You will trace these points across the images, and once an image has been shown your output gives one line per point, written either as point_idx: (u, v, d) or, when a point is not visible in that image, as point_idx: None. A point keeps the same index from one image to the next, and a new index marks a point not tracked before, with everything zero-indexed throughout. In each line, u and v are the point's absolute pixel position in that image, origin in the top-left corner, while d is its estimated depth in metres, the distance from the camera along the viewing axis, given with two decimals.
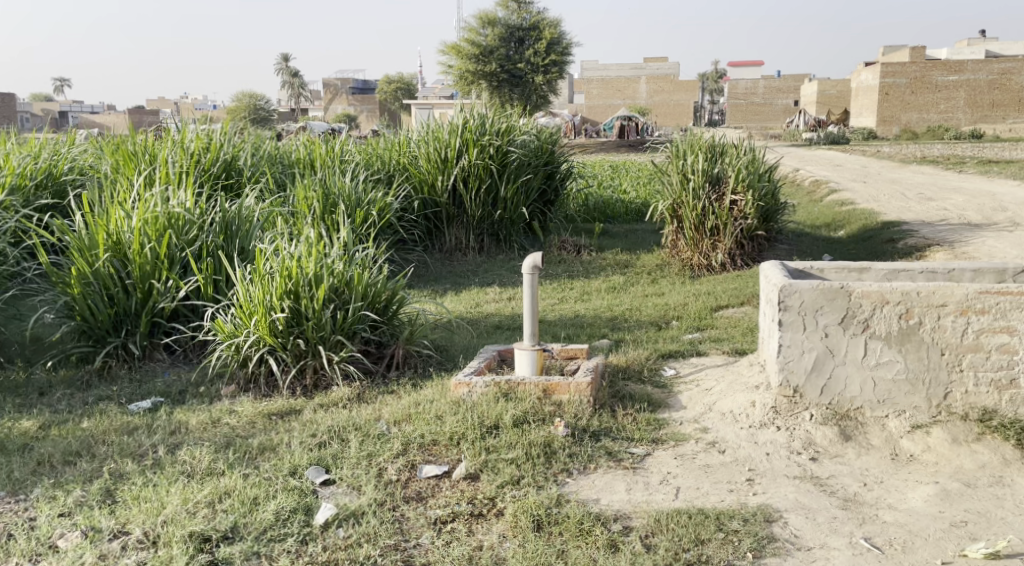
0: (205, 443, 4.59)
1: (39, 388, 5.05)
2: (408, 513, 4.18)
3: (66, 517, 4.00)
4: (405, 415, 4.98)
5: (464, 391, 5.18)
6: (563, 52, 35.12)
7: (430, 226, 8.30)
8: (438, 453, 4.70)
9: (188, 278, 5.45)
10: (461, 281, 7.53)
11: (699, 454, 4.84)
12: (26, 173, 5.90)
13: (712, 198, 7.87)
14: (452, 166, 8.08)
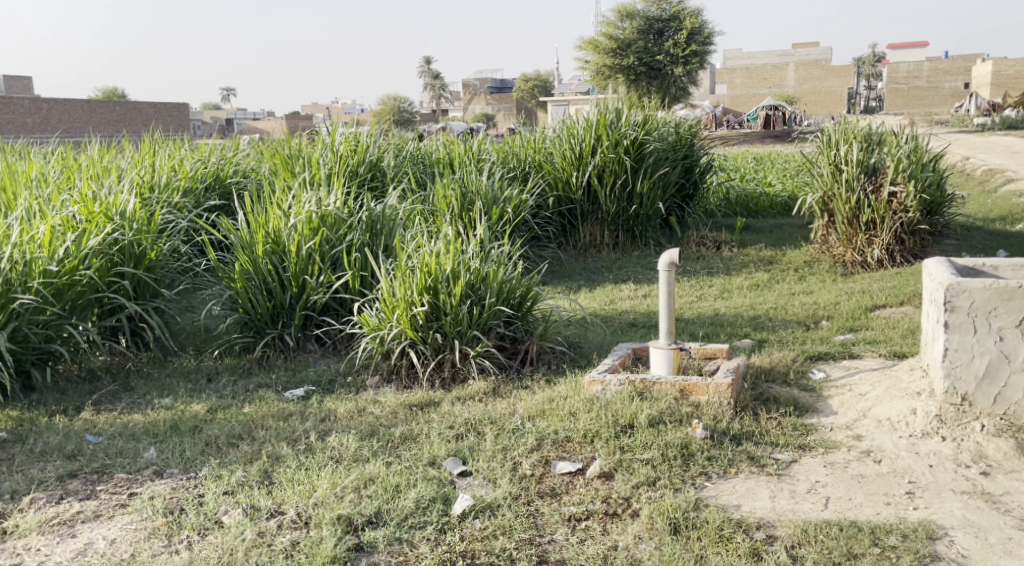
0: (352, 430, 4.79)
1: (207, 375, 5.41)
2: (543, 509, 4.18)
3: (230, 494, 4.25)
4: (540, 411, 5.00)
5: (597, 390, 5.14)
6: (705, 42, 34.52)
7: (564, 223, 8.28)
8: (573, 450, 4.67)
9: (338, 273, 5.65)
10: (595, 278, 7.47)
11: (852, 462, 4.56)
12: (196, 176, 6.44)
13: (868, 190, 7.41)
14: (587, 162, 8.03)
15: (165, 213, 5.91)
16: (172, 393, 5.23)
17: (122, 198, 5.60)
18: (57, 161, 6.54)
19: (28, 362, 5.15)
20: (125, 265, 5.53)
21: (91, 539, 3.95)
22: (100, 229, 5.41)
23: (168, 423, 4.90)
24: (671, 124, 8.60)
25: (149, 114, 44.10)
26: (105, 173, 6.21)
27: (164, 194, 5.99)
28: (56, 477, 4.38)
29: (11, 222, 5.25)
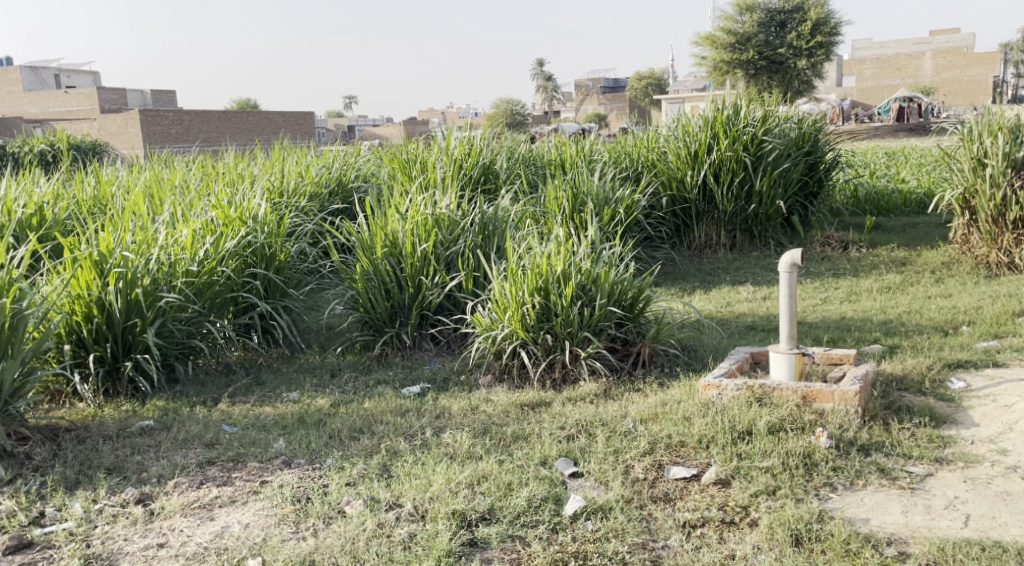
0: (465, 428, 4.69)
1: (331, 370, 5.58)
2: (655, 514, 3.93)
3: (351, 486, 4.15)
4: (653, 414, 4.79)
5: (713, 394, 4.89)
6: (829, 31, 36.30)
7: (679, 223, 8.17)
8: (686, 455, 4.42)
9: (452, 274, 5.79)
10: (711, 279, 7.40)
11: (997, 478, 4.18)
12: (321, 182, 6.77)
13: (1015, 185, 6.83)
14: (703, 161, 7.97)
15: (293, 217, 6.26)
16: (299, 388, 5.36)
17: (255, 202, 5.95)
18: (199, 170, 7.01)
19: (172, 356, 5.39)
20: (258, 266, 5.86)
21: (227, 523, 3.88)
22: (235, 232, 5.75)
23: (296, 416, 4.93)
24: (793, 121, 8.39)
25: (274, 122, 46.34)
26: (239, 179, 6.64)
27: (292, 198, 6.35)
28: (196, 463, 4.38)
29: (158, 226, 5.58)
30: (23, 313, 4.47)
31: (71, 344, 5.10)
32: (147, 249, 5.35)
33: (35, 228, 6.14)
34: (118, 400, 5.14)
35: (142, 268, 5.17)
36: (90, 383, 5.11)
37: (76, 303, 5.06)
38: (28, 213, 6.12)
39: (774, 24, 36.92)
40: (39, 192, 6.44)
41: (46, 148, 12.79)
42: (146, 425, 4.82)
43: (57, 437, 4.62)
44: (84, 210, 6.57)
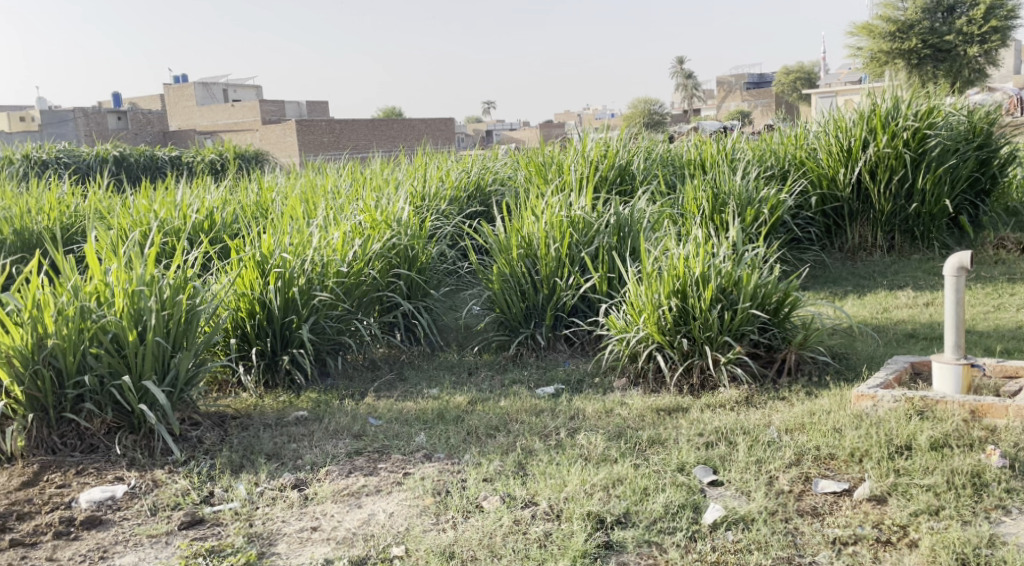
0: (600, 430, 4.60)
1: (468, 369, 5.65)
2: (802, 528, 3.74)
3: (488, 482, 4.14)
4: (799, 424, 4.57)
5: (867, 405, 4.64)
6: (1004, 17, 34.37)
7: (830, 223, 7.92)
8: (837, 469, 4.17)
9: (588, 276, 5.77)
10: (866, 283, 7.10)
11: None
12: (460, 186, 6.90)
13: None
14: (857, 158, 7.65)
15: (434, 220, 6.41)
16: (438, 385, 5.43)
17: (399, 206, 6.11)
18: (348, 176, 7.27)
19: (323, 351, 5.57)
20: (401, 267, 6.00)
21: (373, 511, 3.95)
22: (381, 234, 5.92)
23: (436, 411, 4.96)
24: (962, 113, 7.95)
25: (417, 127, 47.48)
26: (385, 184, 6.85)
27: (433, 202, 6.51)
28: (345, 453, 4.49)
29: (312, 229, 5.80)
30: (195, 308, 4.74)
31: (236, 338, 5.38)
32: (302, 251, 5.57)
33: (206, 231, 6.52)
34: (276, 391, 5.37)
35: (298, 269, 5.38)
36: (252, 374, 5.36)
37: (241, 300, 5.31)
38: (200, 217, 6.51)
39: (942, 9, 34.95)
40: (209, 199, 6.83)
41: (215, 156, 13.63)
42: (301, 415, 4.99)
43: (224, 424, 4.85)
44: (248, 214, 6.92)
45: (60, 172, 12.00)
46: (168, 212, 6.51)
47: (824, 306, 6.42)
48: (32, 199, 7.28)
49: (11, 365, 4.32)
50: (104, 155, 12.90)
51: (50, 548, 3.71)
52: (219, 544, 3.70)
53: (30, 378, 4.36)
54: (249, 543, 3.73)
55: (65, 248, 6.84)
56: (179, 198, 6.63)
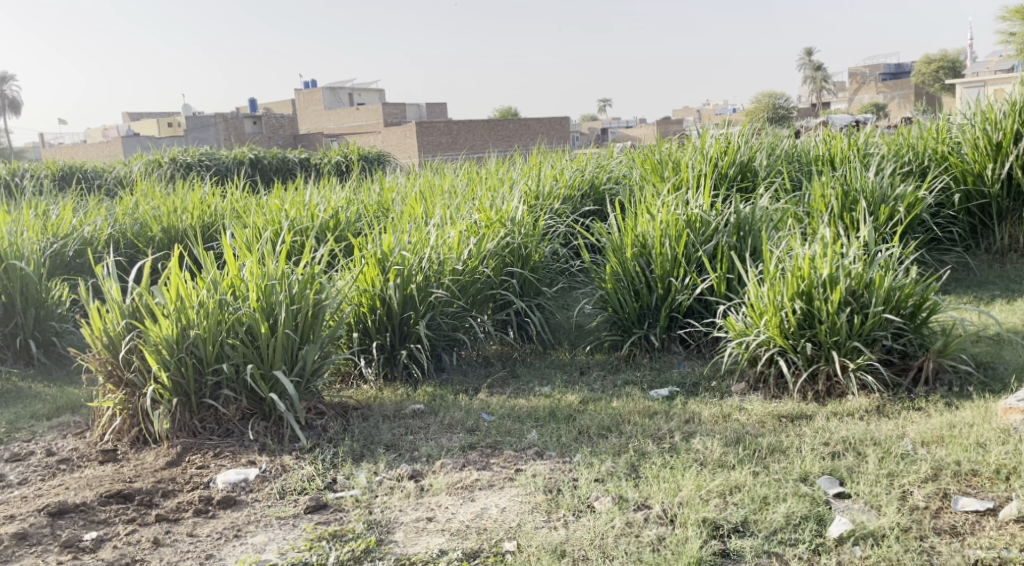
0: (717, 435, 4.50)
1: (580, 368, 5.65)
2: (938, 547, 3.59)
3: (600, 482, 4.12)
4: (937, 438, 4.35)
5: (1016, 420, 4.38)
6: None
7: (975, 222, 7.55)
8: (979, 486, 3.96)
9: (704, 276, 5.68)
10: (1015, 288, 6.76)
11: None
12: (574, 185, 6.88)
13: None
14: (1007, 153, 7.28)
15: (547, 218, 6.41)
16: (550, 383, 5.45)
17: (514, 205, 6.14)
18: (465, 176, 7.37)
19: (439, 346, 5.69)
20: (515, 265, 6.06)
21: (485, 505, 3.99)
22: (496, 233, 5.97)
23: (548, 409, 4.97)
24: None
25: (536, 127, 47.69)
26: (500, 184, 6.91)
27: (547, 201, 6.53)
28: (459, 447, 4.55)
29: (430, 227, 5.89)
30: (321, 302, 4.89)
31: (358, 332, 5.54)
32: (420, 249, 5.66)
33: (332, 230, 6.73)
34: (394, 384, 5.51)
35: (417, 266, 5.49)
36: (372, 367, 5.53)
37: (363, 296, 5.46)
38: (326, 216, 6.72)
39: None
40: (336, 198, 7.05)
41: (341, 157, 14.04)
42: (418, 408, 5.09)
43: (346, 414, 4.99)
44: (371, 213, 7.11)
45: (202, 173, 12.63)
46: (298, 211, 6.75)
47: (967, 313, 6.19)
48: (175, 199, 7.67)
49: (160, 353, 4.59)
50: (241, 157, 13.50)
51: (191, 525, 3.90)
52: (341, 529, 3.81)
53: (175, 365, 4.61)
54: (368, 530, 3.83)
55: (205, 244, 7.17)
56: (308, 197, 6.86)
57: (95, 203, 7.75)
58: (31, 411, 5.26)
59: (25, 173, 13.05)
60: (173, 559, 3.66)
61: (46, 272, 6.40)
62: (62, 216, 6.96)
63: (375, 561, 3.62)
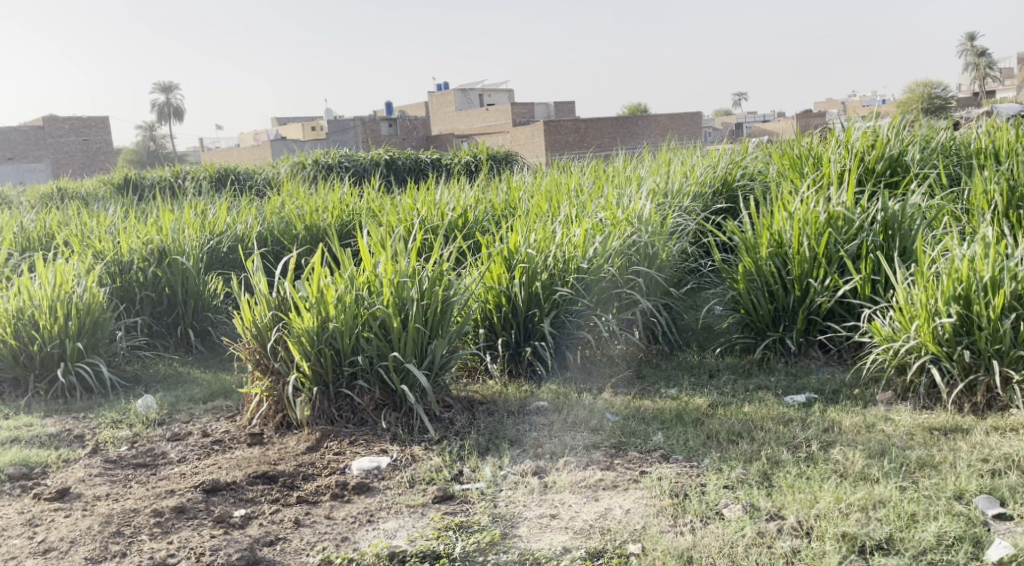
0: (860, 446, 4.29)
1: (709, 371, 5.53)
2: None
3: (730, 489, 4.00)
4: None
5: None
6: None
7: None
8: None
9: (845, 277, 5.44)
10: None
11: None
12: (706, 181, 6.70)
13: None
14: None
15: (676, 217, 6.27)
16: (678, 385, 5.34)
17: (641, 203, 6.04)
18: (592, 174, 7.31)
19: (564, 344, 5.67)
20: (642, 264, 5.98)
21: (610, 505, 3.95)
22: (622, 231, 5.90)
23: (675, 411, 4.87)
24: None
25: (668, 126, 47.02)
26: (627, 182, 6.83)
27: (676, 198, 6.39)
28: (583, 446, 4.52)
29: (556, 226, 5.89)
30: (449, 299, 4.98)
31: (485, 328, 5.61)
32: (546, 247, 5.67)
33: (461, 228, 6.82)
34: (519, 381, 5.53)
35: (542, 264, 5.51)
36: (498, 363, 5.57)
37: (490, 293, 5.53)
38: (455, 215, 6.81)
39: None
40: (465, 197, 7.13)
41: (471, 158, 14.20)
42: (541, 406, 5.08)
43: (472, 408, 5.04)
44: (499, 212, 7.15)
45: (341, 174, 13.06)
46: (428, 210, 6.86)
47: None
48: (317, 199, 7.93)
49: (302, 343, 4.77)
50: (377, 158, 13.89)
51: (328, 508, 4.02)
52: (467, 520, 3.85)
53: (315, 355, 4.77)
54: (493, 522, 3.85)
55: (342, 241, 7.38)
56: (438, 197, 6.97)
57: (246, 203, 8.13)
58: (189, 395, 5.55)
59: (187, 176, 13.80)
60: (312, 539, 3.77)
61: (203, 266, 6.76)
62: (217, 216, 7.32)
63: (500, 553, 3.64)
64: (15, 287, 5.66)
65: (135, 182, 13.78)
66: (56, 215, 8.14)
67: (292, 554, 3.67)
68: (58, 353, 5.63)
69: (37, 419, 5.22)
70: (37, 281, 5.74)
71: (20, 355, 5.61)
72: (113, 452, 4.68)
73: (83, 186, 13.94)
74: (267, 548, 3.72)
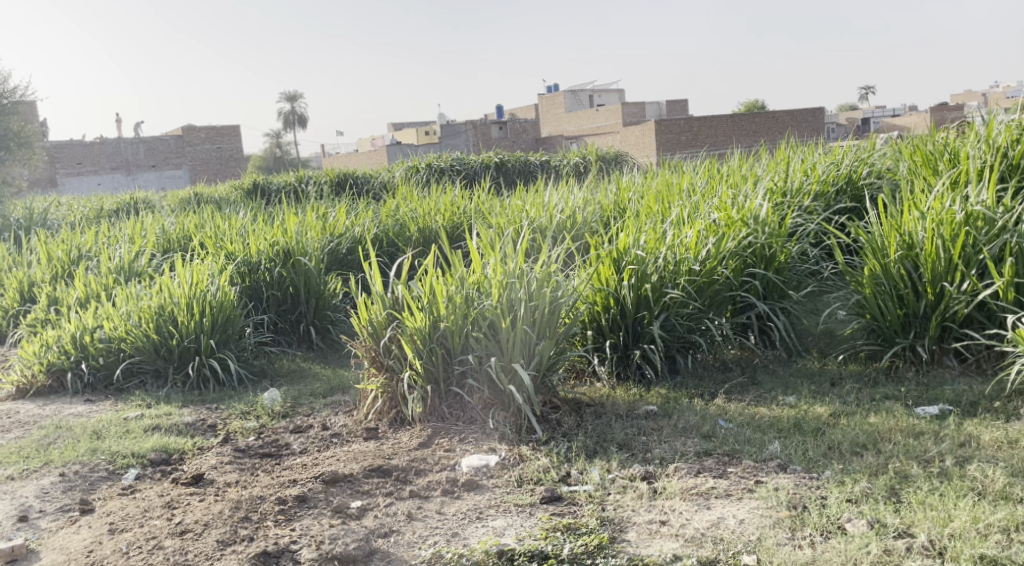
0: (1000, 463, 4.02)
1: (831, 379, 5.31)
2: None
3: (853, 503, 3.81)
4: None
5: None
6: None
7: None
8: None
9: (986, 281, 5.10)
10: None
11: None
12: (829, 179, 6.43)
13: None
14: None
15: (795, 217, 6.05)
16: (797, 393, 5.15)
17: (757, 202, 5.83)
18: (705, 173, 7.13)
19: (674, 348, 5.55)
20: (758, 266, 5.78)
21: (723, 514, 3.81)
22: (737, 232, 5.71)
23: (793, 420, 4.69)
24: None
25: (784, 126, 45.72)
26: (743, 181, 6.64)
27: (795, 198, 6.16)
28: (694, 452, 4.39)
29: (666, 227, 5.77)
30: (557, 300, 4.90)
31: (593, 330, 5.53)
32: (656, 248, 5.57)
33: (569, 231, 6.74)
34: (627, 384, 5.44)
35: (651, 266, 5.41)
36: (606, 366, 5.47)
37: (598, 295, 5.45)
38: (563, 217, 6.75)
39: None
40: (574, 199, 7.05)
41: (580, 160, 14.06)
42: (650, 410, 4.97)
43: (580, 410, 4.97)
44: (608, 214, 7.06)
45: (453, 178, 13.17)
46: (536, 212, 6.84)
47: None
48: (430, 202, 7.97)
49: (413, 342, 4.82)
50: (487, 161, 13.94)
51: (439, 503, 4.01)
52: (575, 522, 3.78)
53: (427, 354, 4.81)
54: (601, 525, 3.77)
55: (453, 244, 7.40)
56: (547, 199, 6.92)
57: (363, 206, 8.28)
58: (311, 389, 5.66)
59: (309, 180, 14.20)
60: (424, 533, 3.76)
61: (323, 267, 6.90)
62: (336, 218, 7.47)
63: (609, 558, 3.57)
64: (158, 287, 5.97)
65: (262, 186, 14.26)
66: (193, 218, 8.50)
67: (405, 546, 3.67)
68: (194, 347, 5.84)
69: (175, 408, 5.40)
70: (178, 280, 6.01)
71: (160, 349, 5.84)
72: (242, 442, 4.80)
73: (215, 191, 14.55)
74: (382, 539, 3.73)
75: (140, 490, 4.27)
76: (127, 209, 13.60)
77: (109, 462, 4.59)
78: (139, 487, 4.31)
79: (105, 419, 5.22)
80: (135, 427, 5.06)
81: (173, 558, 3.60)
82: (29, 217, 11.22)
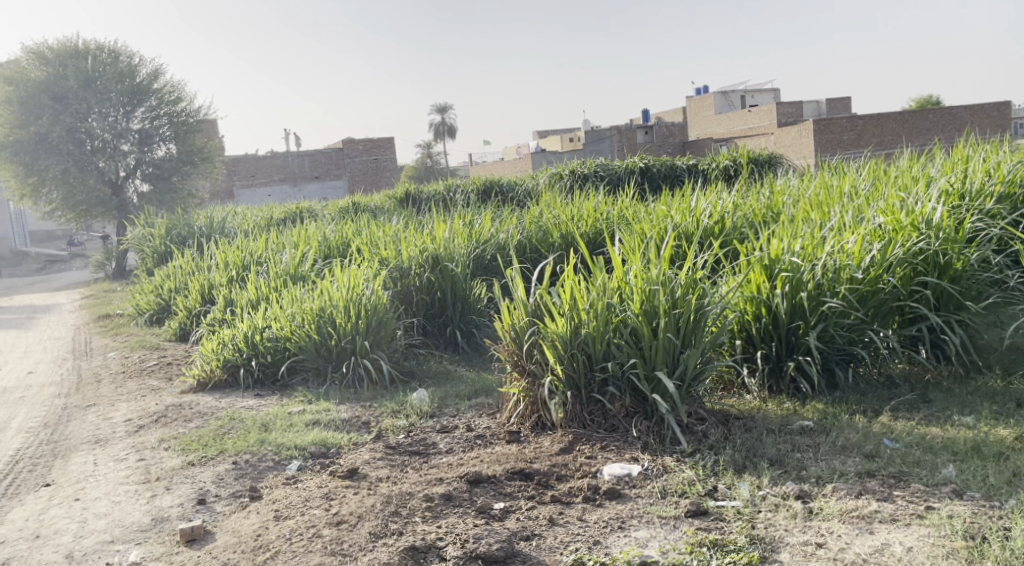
0: None
1: (1017, 400, 4.85)
2: None
3: None
4: None
5: None
6: None
7: None
8: None
9: None
10: None
11: None
12: (1017, 179, 5.81)
13: None
14: None
15: (974, 221, 5.58)
16: (976, 412, 4.73)
17: (930, 206, 5.38)
18: (869, 174, 6.76)
19: (833, 360, 5.24)
20: (930, 274, 5.36)
21: (887, 540, 3.52)
22: (905, 238, 5.33)
23: (971, 442, 4.30)
24: None
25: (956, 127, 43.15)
26: (914, 183, 6.23)
27: (974, 202, 5.69)
28: (856, 472, 4.09)
29: (825, 232, 5.44)
30: (704, 307, 4.67)
31: (742, 339, 5.34)
32: (814, 255, 5.27)
33: (716, 236, 6.51)
34: (781, 398, 5.17)
35: (808, 273, 5.13)
36: (757, 378, 5.25)
37: (748, 303, 5.25)
38: (711, 222, 6.52)
39: None
40: (722, 203, 6.80)
41: (729, 162, 13.60)
42: (806, 425, 4.68)
43: (728, 423, 4.73)
44: (759, 217, 6.76)
45: (598, 183, 13.02)
46: (682, 216, 6.63)
47: None
48: (574, 207, 7.84)
49: (555, 347, 4.71)
50: (632, 165, 13.70)
51: (581, 510, 3.88)
52: (723, 538, 3.57)
53: (568, 360, 4.70)
54: (751, 544, 3.55)
55: (595, 251, 7.22)
56: (693, 203, 6.69)
57: (509, 212, 8.27)
58: (456, 391, 5.65)
59: (458, 188, 14.37)
60: (565, 539, 3.64)
61: (470, 272, 6.92)
62: (482, 226, 7.45)
63: None
64: (319, 290, 6.11)
65: (415, 195, 14.50)
66: (351, 225, 8.72)
67: (546, 551, 3.56)
68: (350, 348, 5.94)
69: (333, 404, 5.50)
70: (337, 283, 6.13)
71: (321, 348, 5.99)
72: (393, 439, 4.82)
73: (370, 199, 14.93)
74: (524, 542, 3.63)
75: (302, 481, 4.34)
76: (292, 217, 14.17)
77: (275, 453, 4.70)
78: (301, 477, 4.38)
79: (271, 413, 5.37)
80: (297, 421, 5.16)
81: (330, 548, 3.61)
82: (209, 227, 11.93)
